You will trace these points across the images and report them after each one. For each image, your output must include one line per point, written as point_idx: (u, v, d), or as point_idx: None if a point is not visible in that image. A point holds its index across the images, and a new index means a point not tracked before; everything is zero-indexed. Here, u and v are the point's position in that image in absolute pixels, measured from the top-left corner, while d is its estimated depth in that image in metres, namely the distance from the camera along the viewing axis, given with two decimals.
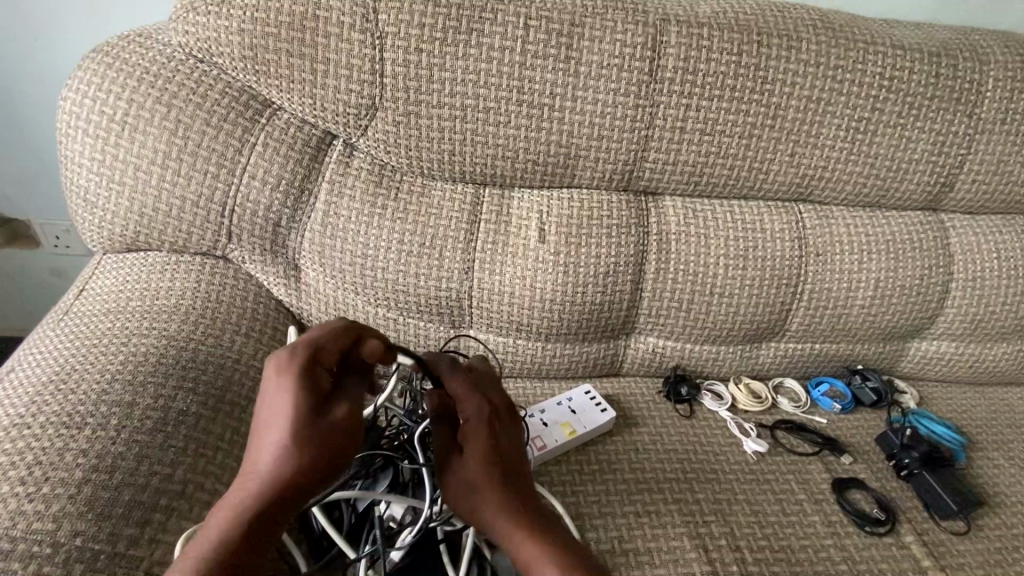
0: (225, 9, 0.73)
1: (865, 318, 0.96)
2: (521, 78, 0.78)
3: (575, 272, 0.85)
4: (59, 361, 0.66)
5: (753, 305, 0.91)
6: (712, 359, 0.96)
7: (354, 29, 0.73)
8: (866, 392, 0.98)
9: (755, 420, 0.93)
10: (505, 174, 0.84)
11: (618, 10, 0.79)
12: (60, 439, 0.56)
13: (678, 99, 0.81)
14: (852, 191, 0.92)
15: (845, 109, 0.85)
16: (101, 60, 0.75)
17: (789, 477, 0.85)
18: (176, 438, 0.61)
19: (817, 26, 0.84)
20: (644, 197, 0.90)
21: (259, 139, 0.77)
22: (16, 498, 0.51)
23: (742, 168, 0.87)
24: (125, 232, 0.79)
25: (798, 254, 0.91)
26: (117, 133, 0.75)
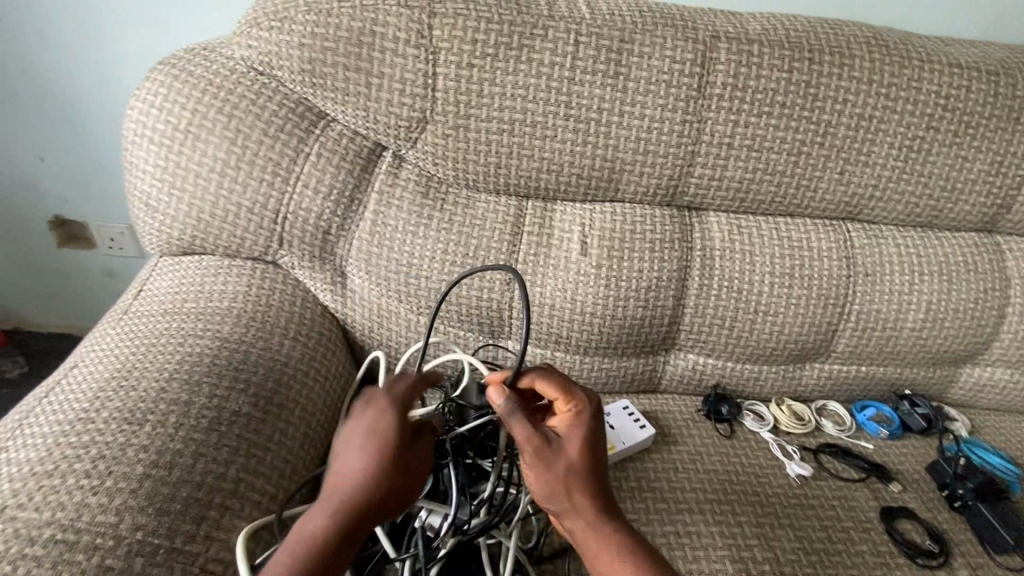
0: (287, 25, 0.75)
1: (915, 342, 0.93)
2: (570, 93, 0.78)
3: (617, 287, 0.85)
4: (120, 358, 0.68)
5: (798, 324, 0.89)
6: (753, 378, 0.94)
7: (409, 45, 0.75)
8: (914, 418, 0.94)
9: (798, 443, 0.91)
10: (550, 187, 0.85)
11: (667, 27, 0.79)
12: (122, 435, 0.58)
13: (726, 115, 0.81)
14: (903, 211, 0.90)
15: (899, 127, 0.84)
16: (168, 72, 0.79)
17: (835, 503, 0.82)
18: (229, 438, 0.63)
19: (870, 43, 0.83)
20: (688, 212, 0.89)
21: (313, 149, 0.79)
22: (81, 490, 0.53)
23: (790, 186, 0.85)
24: (183, 236, 0.82)
25: (846, 273, 0.89)
26: (181, 141, 0.78)
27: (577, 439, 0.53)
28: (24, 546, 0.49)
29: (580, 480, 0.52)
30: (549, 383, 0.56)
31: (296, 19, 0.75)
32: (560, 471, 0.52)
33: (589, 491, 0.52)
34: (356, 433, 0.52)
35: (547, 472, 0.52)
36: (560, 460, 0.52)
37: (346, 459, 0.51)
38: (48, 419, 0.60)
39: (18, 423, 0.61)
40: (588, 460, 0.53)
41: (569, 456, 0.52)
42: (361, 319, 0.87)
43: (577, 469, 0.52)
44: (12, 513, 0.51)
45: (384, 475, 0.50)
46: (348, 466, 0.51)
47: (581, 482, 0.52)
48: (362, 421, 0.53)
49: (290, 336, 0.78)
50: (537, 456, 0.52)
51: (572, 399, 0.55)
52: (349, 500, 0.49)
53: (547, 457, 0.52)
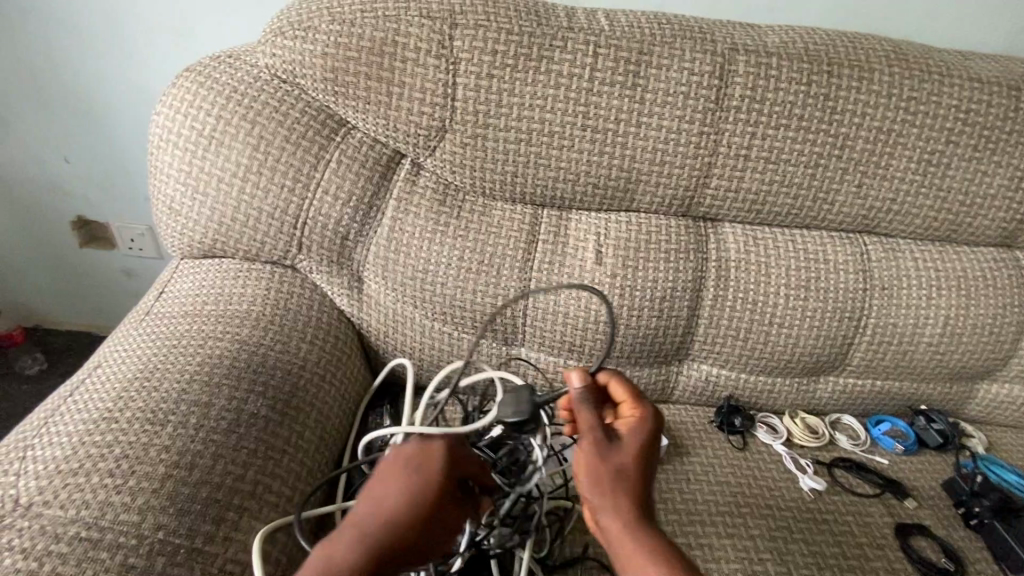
0: (311, 34, 0.77)
1: (931, 356, 0.92)
2: (588, 104, 0.79)
3: (631, 296, 0.85)
4: (141, 359, 0.70)
5: (813, 337, 0.89)
6: (767, 390, 0.94)
7: (430, 55, 0.77)
8: (931, 434, 0.94)
9: (811, 456, 0.90)
10: (565, 196, 0.85)
11: (686, 39, 0.79)
12: (145, 435, 0.59)
13: (744, 127, 0.81)
14: (921, 225, 0.89)
15: (918, 140, 0.83)
16: (194, 78, 0.80)
17: (849, 519, 0.81)
18: (247, 440, 0.64)
19: (890, 57, 0.83)
20: (703, 222, 0.89)
21: (334, 156, 0.81)
22: (105, 489, 0.54)
23: (806, 198, 0.85)
24: (204, 239, 0.84)
25: (863, 286, 0.89)
26: (205, 147, 0.80)
27: (636, 442, 0.52)
28: (49, 542, 0.50)
29: (630, 481, 0.50)
30: (621, 387, 0.58)
31: (320, 28, 0.77)
32: (613, 463, 0.50)
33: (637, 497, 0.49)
34: (405, 468, 0.50)
35: (599, 461, 0.50)
36: (616, 454, 0.51)
37: (390, 490, 0.48)
38: (73, 418, 0.62)
39: (44, 421, 0.62)
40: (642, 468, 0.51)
41: (624, 454, 0.51)
42: (376, 324, 0.88)
43: (630, 471, 0.50)
44: (38, 510, 0.52)
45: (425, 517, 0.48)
46: (393, 498, 0.48)
47: (632, 483, 0.50)
48: (414, 457, 0.50)
49: (307, 340, 0.79)
50: (593, 442, 0.51)
51: (638, 407, 0.56)
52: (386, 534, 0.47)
53: (602, 446, 0.51)
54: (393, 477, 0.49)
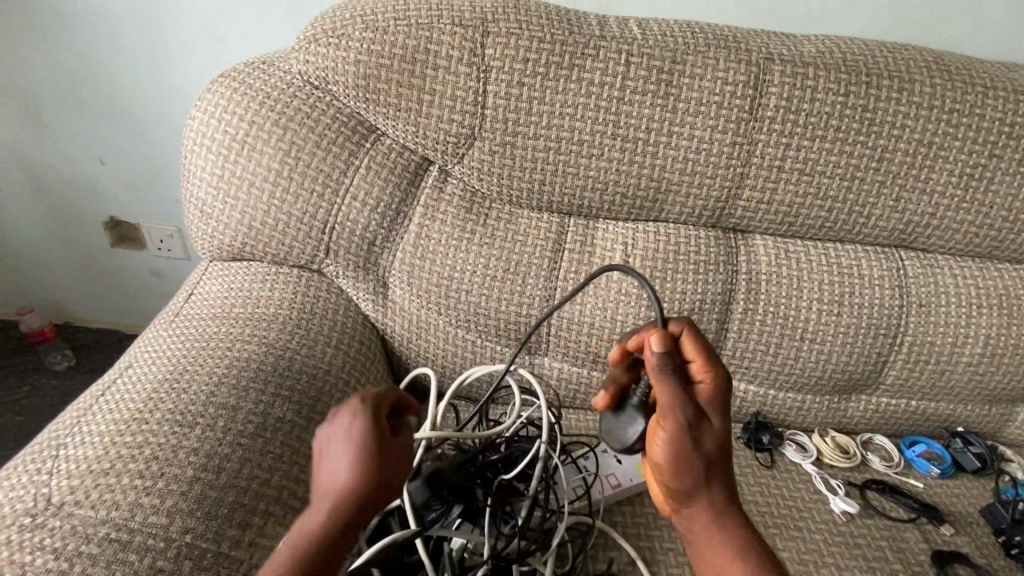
0: (344, 41, 0.77)
1: (970, 377, 0.89)
2: (618, 113, 0.78)
3: (658, 307, 0.84)
4: (171, 361, 0.70)
5: (846, 353, 0.87)
6: (796, 407, 0.92)
7: (462, 62, 0.77)
8: (968, 457, 0.90)
9: (842, 477, 0.87)
10: (593, 206, 0.84)
11: (720, 49, 0.78)
12: (174, 437, 0.60)
13: (778, 138, 0.79)
14: (961, 240, 0.86)
15: (959, 154, 0.81)
16: (228, 84, 0.82)
17: (883, 543, 0.78)
18: (274, 444, 0.64)
19: (931, 68, 0.80)
20: (733, 234, 0.87)
21: (363, 162, 0.81)
22: (134, 490, 0.54)
23: (842, 211, 0.83)
24: (233, 242, 0.84)
25: (899, 302, 0.86)
26: (237, 151, 0.81)
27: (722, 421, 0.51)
28: (80, 543, 0.50)
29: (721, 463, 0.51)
30: (695, 347, 0.52)
31: (353, 35, 0.77)
32: (707, 450, 0.50)
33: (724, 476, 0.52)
34: (337, 441, 0.45)
35: (691, 451, 0.50)
36: (705, 441, 0.50)
37: (326, 465, 0.44)
38: (105, 417, 0.62)
39: (76, 420, 0.63)
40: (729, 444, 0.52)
41: (715, 437, 0.51)
42: (400, 330, 0.88)
43: (722, 452, 0.51)
44: (70, 510, 0.53)
45: (362, 479, 0.43)
46: (334, 472, 0.44)
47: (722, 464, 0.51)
48: (339, 428, 0.46)
49: (332, 345, 0.80)
50: (684, 429, 0.50)
51: (717, 370, 0.52)
52: (331, 517, 0.42)
53: (696, 435, 0.50)
54: (324, 457, 0.45)
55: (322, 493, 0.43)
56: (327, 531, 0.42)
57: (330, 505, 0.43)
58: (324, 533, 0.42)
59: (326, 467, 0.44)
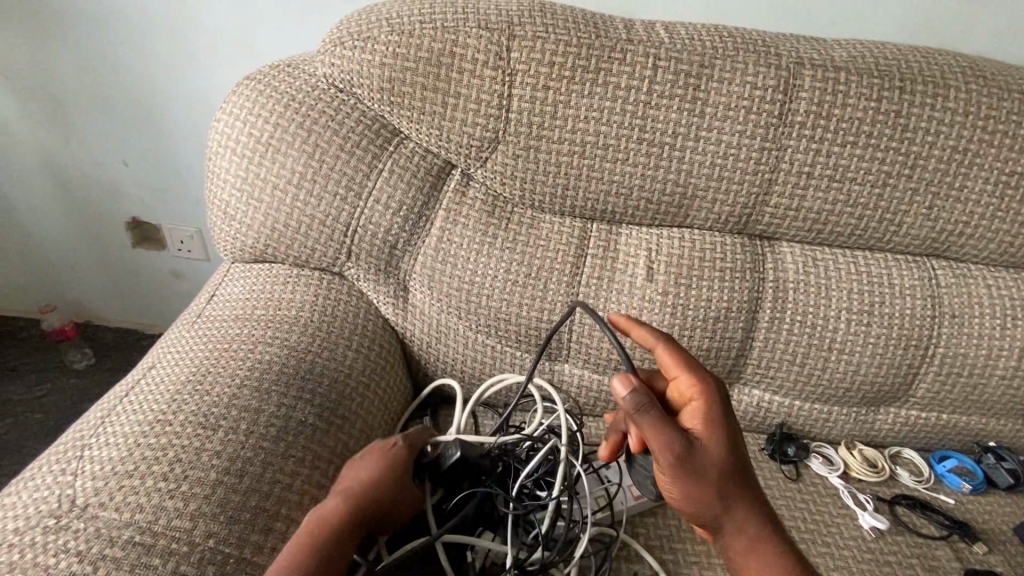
0: (369, 45, 0.77)
1: (1004, 390, 0.86)
2: (645, 117, 0.77)
3: (683, 315, 0.82)
4: (194, 362, 0.70)
5: (875, 364, 0.85)
6: (822, 419, 0.90)
7: (487, 66, 0.76)
8: (1000, 473, 0.88)
9: (870, 491, 0.85)
10: (617, 211, 0.83)
11: (749, 53, 0.77)
12: (197, 439, 0.59)
13: (808, 143, 0.78)
14: (996, 250, 0.84)
15: (995, 161, 0.79)
16: (254, 86, 0.82)
17: (915, 561, 0.76)
18: (296, 448, 0.63)
19: (966, 73, 0.78)
20: (760, 241, 0.86)
21: (386, 166, 0.81)
22: (158, 493, 0.54)
23: (872, 219, 0.81)
24: (256, 244, 0.84)
25: (930, 313, 0.84)
26: (262, 153, 0.81)
27: (720, 440, 0.55)
28: (105, 546, 0.50)
29: (729, 480, 0.55)
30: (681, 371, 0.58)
31: (379, 38, 0.77)
32: (711, 474, 0.54)
33: (739, 491, 0.55)
34: (366, 453, 0.59)
35: (695, 479, 0.53)
36: (707, 468, 0.54)
37: (354, 466, 0.58)
38: (128, 417, 0.62)
39: (99, 420, 0.63)
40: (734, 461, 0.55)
41: (715, 459, 0.54)
42: (420, 334, 0.88)
43: (728, 472, 0.54)
44: (94, 511, 0.52)
45: (379, 485, 0.56)
46: (356, 477, 0.57)
47: (731, 481, 0.55)
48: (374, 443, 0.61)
49: (353, 348, 0.79)
50: (684, 464, 0.53)
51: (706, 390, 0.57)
52: (340, 513, 0.53)
53: (694, 467, 0.53)
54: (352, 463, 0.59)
55: (339, 493, 0.55)
56: (337, 525, 0.53)
57: (342, 502, 0.54)
58: (328, 530, 0.52)
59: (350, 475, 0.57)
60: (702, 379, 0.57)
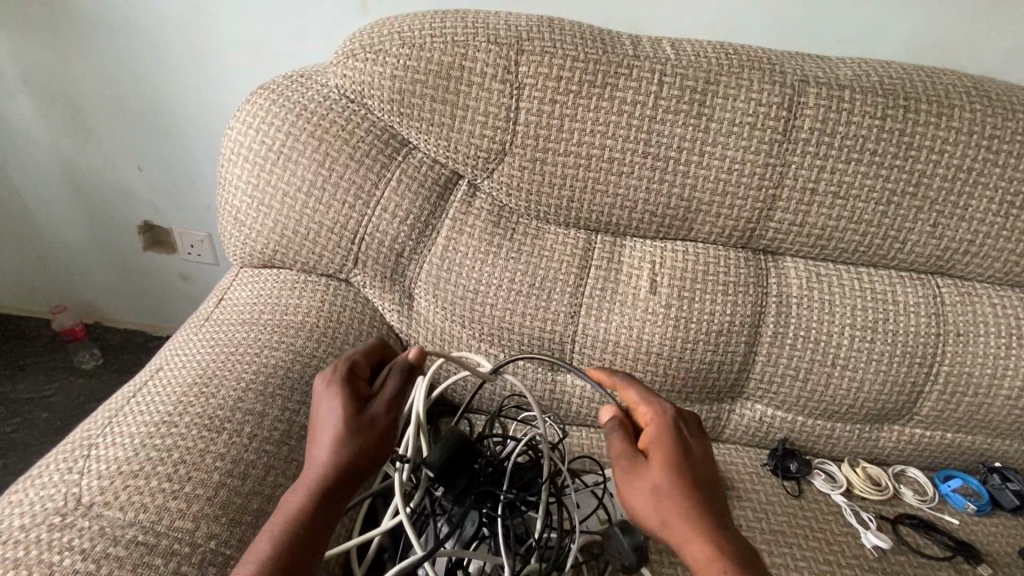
0: (381, 57, 0.79)
1: (1010, 411, 0.86)
2: (650, 131, 0.78)
3: (685, 328, 0.82)
4: (201, 365, 0.71)
5: (878, 381, 0.84)
6: (825, 435, 0.89)
7: (495, 80, 0.78)
8: (1006, 495, 0.87)
9: (873, 510, 0.84)
10: (621, 223, 0.84)
11: (754, 70, 0.78)
12: (202, 441, 0.60)
13: (812, 160, 0.78)
14: (1002, 268, 0.84)
15: (1000, 181, 0.79)
16: (267, 96, 0.84)
17: None
18: (299, 453, 0.64)
19: (972, 93, 0.79)
20: (763, 255, 0.86)
21: (395, 175, 0.82)
22: (162, 493, 0.54)
23: (876, 236, 0.82)
24: (264, 250, 0.86)
25: (935, 330, 0.84)
26: (273, 161, 0.82)
27: (661, 454, 0.57)
28: (108, 545, 0.50)
29: (666, 492, 0.54)
30: (637, 397, 0.63)
31: (391, 51, 0.79)
32: (644, 485, 0.55)
33: (683, 507, 0.53)
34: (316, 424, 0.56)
35: (631, 488, 0.56)
36: (644, 475, 0.56)
37: (314, 442, 0.55)
38: (135, 419, 0.62)
39: (106, 420, 0.63)
40: (674, 473, 0.55)
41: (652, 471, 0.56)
42: (424, 342, 0.88)
43: (666, 483, 0.54)
44: (99, 510, 0.52)
45: (332, 454, 0.53)
46: (315, 450, 0.54)
47: (668, 494, 0.54)
48: (325, 406, 0.56)
49: None
50: (623, 472, 0.57)
51: (650, 409, 0.61)
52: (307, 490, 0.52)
53: (631, 474, 0.56)
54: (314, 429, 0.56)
55: (307, 467, 0.54)
56: (303, 503, 0.51)
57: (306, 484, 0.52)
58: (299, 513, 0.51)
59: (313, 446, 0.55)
60: (655, 403, 0.62)
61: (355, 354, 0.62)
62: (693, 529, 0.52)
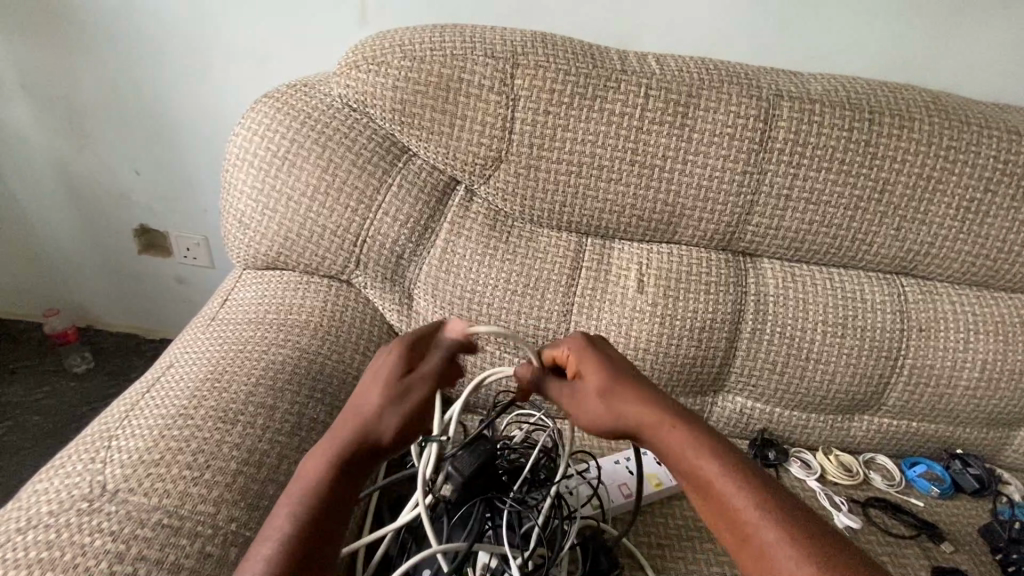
0: (384, 68, 0.83)
1: (968, 400, 0.93)
2: (637, 141, 0.84)
3: (671, 325, 0.88)
4: (211, 361, 0.74)
5: (849, 374, 0.91)
6: (801, 426, 0.95)
7: (492, 91, 0.82)
8: (966, 478, 0.94)
9: (845, 494, 0.91)
10: (610, 227, 0.89)
11: (733, 85, 0.84)
12: (218, 432, 0.63)
13: (786, 168, 0.85)
14: (960, 269, 0.91)
15: (956, 188, 0.86)
16: (272, 104, 0.87)
17: (885, 558, 0.81)
18: (310, 444, 0.67)
19: (930, 108, 0.86)
20: (742, 257, 0.92)
21: (395, 181, 0.86)
22: (183, 480, 0.58)
23: (845, 238, 0.88)
24: (268, 252, 0.89)
25: (900, 325, 0.91)
26: (278, 167, 0.86)
27: (591, 365, 0.61)
28: (135, 527, 0.53)
29: (617, 397, 0.58)
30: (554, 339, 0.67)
31: (392, 63, 0.83)
32: (594, 403, 0.59)
33: (636, 400, 0.58)
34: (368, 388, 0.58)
35: (587, 410, 0.60)
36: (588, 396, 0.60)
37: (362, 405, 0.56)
38: (151, 412, 0.65)
39: (123, 413, 0.66)
40: (613, 377, 0.59)
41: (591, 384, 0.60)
42: None
43: (607, 386, 0.59)
44: (124, 496, 0.55)
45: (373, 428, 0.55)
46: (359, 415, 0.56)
47: (620, 399, 0.58)
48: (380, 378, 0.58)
49: (360, 352, 0.84)
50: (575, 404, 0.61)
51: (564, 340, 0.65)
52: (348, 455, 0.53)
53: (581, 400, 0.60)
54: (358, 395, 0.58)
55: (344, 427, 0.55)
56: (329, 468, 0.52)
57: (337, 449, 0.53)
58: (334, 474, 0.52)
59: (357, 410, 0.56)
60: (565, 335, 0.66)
61: (417, 333, 0.64)
62: (654, 413, 0.56)
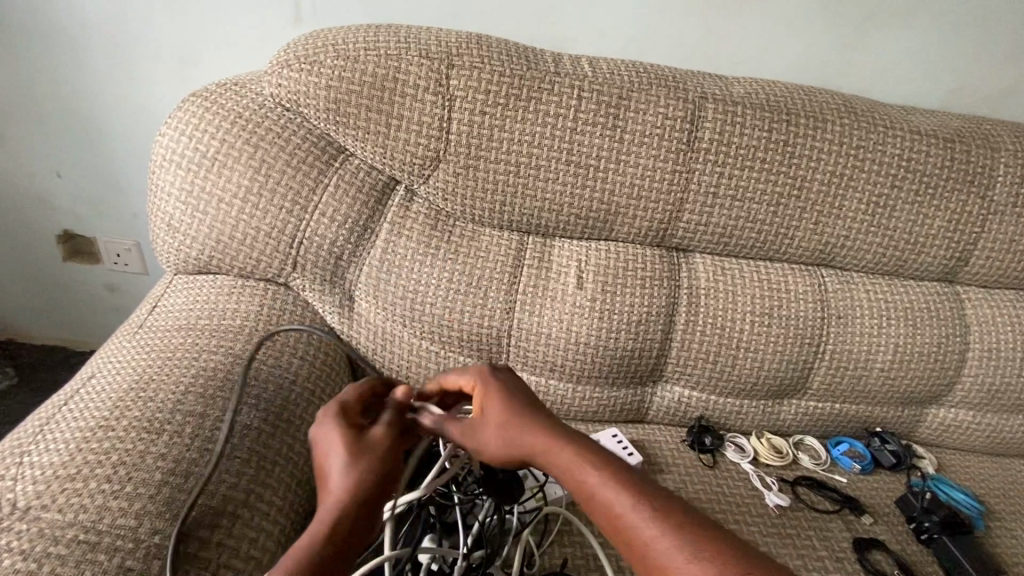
0: (316, 69, 0.82)
1: (883, 381, 1.00)
2: (571, 141, 0.86)
3: (609, 319, 0.90)
4: (137, 370, 0.71)
5: (776, 361, 0.96)
6: (735, 412, 1.00)
7: (428, 92, 0.83)
8: (885, 454, 1.00)
9: (776, 474, 0.96)
10: (548, 225, 0.91)
11: (660, 88, 0.87)
12: (142, 442, 0.61)
13: (713, 167, 0.89)
14: (872, 259, 0.98)
15: (866, 184, 0.93)
16: (199, 105, 0.84)
17: (811, 533, 0.86)
18: (242, 451, 0.66)
19: (840, 110, 0.92)
20: (676, 252, 0.96)
21: (332, 181, 0.85)
22: (102, 494, 0.55)
23: (769, 233, 0.93)
24: (200, 255, 0.86)
25: (821, 314, 0.97)
26: (208, 168, 0.83)
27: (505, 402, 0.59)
28: (48, 545, 0.51)
29: (524, 433, 0.57)
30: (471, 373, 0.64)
31: (325, 63, 0.82)
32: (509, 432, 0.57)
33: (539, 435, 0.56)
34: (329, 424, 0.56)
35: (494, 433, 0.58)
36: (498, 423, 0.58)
37: (332, 448, 0.53)
38: (69, 425, 0.63)
39: (40, 428, 0.63)
40: (519, 410, 0.58)
41: (505, 415, 0.58)
42: (365, 341, 0.92)
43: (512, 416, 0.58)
44: (36, 513, 0.53)
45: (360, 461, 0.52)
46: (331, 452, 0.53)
47: (519, 430, 0.57)
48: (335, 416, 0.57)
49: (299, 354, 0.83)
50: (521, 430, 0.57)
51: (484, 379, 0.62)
52: (340, 491, 0.50)
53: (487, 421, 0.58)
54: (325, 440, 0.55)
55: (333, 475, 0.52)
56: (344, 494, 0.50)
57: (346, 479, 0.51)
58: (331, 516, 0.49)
59: (337, 448, 0.53)
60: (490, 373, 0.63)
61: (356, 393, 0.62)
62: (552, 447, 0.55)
